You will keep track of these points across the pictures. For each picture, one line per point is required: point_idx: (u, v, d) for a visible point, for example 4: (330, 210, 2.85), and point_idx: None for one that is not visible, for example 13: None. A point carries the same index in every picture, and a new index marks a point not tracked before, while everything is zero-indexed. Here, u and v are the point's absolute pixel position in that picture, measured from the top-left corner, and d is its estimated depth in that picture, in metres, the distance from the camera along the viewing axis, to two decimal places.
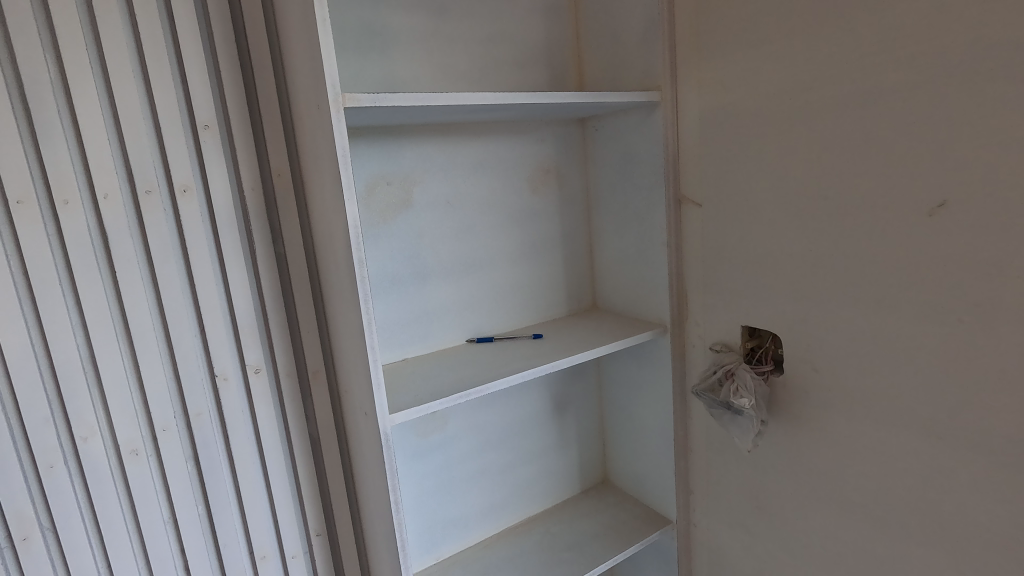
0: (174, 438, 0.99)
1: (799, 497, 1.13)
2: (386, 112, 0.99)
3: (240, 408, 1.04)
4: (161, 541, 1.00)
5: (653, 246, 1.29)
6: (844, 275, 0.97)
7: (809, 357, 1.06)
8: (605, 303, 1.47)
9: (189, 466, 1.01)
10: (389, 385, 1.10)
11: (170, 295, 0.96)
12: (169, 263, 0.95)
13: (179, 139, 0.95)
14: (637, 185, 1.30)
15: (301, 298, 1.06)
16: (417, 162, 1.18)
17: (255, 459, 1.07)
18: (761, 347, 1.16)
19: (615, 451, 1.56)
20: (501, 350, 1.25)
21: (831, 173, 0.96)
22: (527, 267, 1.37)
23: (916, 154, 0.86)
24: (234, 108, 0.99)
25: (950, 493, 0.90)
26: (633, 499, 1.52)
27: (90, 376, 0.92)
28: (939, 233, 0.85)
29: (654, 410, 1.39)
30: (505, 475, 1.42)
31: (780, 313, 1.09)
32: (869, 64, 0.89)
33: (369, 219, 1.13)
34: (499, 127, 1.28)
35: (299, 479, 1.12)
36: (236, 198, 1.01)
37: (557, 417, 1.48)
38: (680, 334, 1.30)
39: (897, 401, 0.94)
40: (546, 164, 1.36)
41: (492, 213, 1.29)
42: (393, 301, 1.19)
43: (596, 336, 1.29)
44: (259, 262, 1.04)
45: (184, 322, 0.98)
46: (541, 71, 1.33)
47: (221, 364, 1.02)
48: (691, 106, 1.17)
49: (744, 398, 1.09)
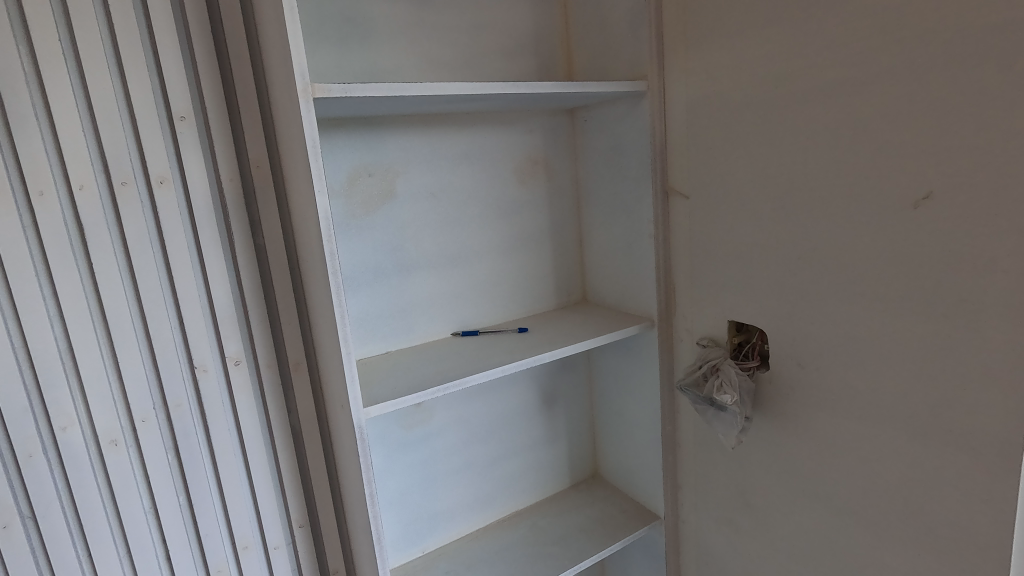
0: (153, 428, 1.00)
1: (785, 495, 1.11)
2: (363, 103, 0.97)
3: (220, 399, 1.05)
4: (142, 530, 1.01)
5: (641, 238, 1.27)
6: (830, 269, 0.95)
7: (796, 353, 1.04)
8: (594, 297, 1.45)
9: (169, 457, 1.02)
10: (369, 378, 1.10)
11: (148, 286, 0.96)
12: (146, 254, 0.96)
13: (154, 129, 0.94)
14: (625, 176, 1.27)
15: (280, 290, 1.06)
16: (398, 154, 1.17)
17: (237, 450, 1.08)
18: (748, 342, 1.14)
19: (605, 445, 1.55)
20: (485, 344, 1.24)
21: (818, 163, 0.94)
22: (513, 260, 1.35)
23: (904, 143, 0.83)
24: (211, 97, 0.98)
25: (934, 492, 0.88)
26: (623, 494, 1.51)
27: (68, 366, 0.93)
28: (924, 226, 0.82)
29: (642, 405, 1.38)
30: (492, 470, 1.42)
31: (766, 308, 1.07)
32: (855, 52, 0.86)
33: (350, 210, 1.13)
34: (485, 118, 1.26)
35: (281, 471, 1.12)
36: (215, 189, 1.01)
37: (545, 411, 1.48)
38: (668, 329, 1.28)
39: (882, 399, 0.92)
40: (533, 156, 1.34)
41: (478, 205, 1.28)
42: (376, 293, 1.18)
43: (583, 330, 1.27)
44: (238, 253, 1.03)
45: (163, 314, 0.98)
46: (528, 61, 1.31)
47: (200, 355, 1.02)
48: (678, 94, 1.15)
49: (726, 395, 1.06)
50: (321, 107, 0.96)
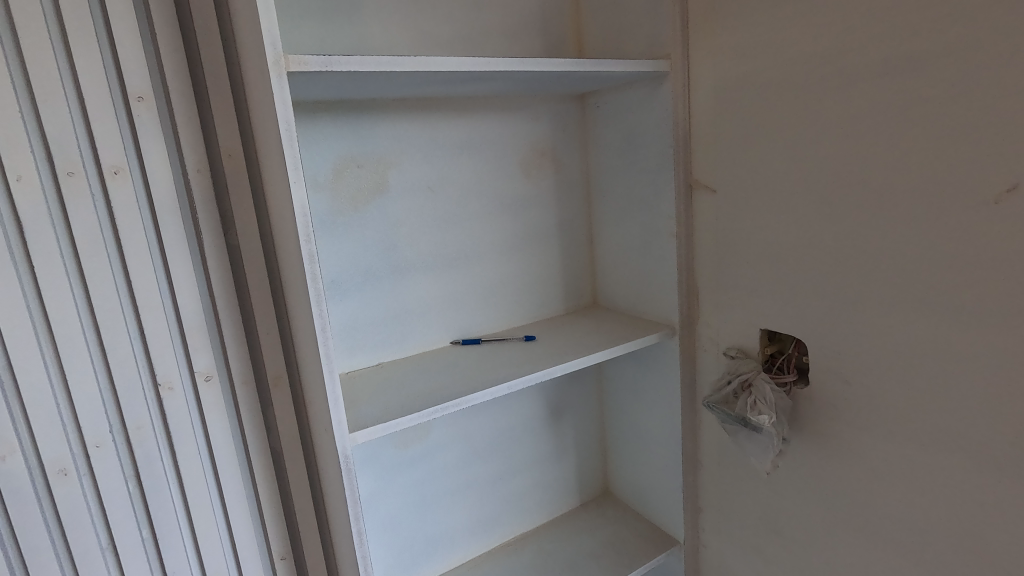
0: (110, 454, 0.87)
1: (823, 526, 0.99)
2: (348, 82, 0.84)
3: (189, 420, 0.93)
4: (99, 569, 0.88)
5: (659, 237, 1.14)
6: (883, 274, 0.83)
7: (839, 367, 0.91)
8: (606, 300, 1.33)
9: (130, 486, 0.90)
10: (357, 395, 0.97)
11: (102, 293, 0.84)
12: (99, 256, 0.83)
13: (107, 112, 0.82)
14: (641, 168, 1.15)
15: (257, 296, 0.94)
16: (390, 143, 1.04)
17: (209, 476, 0.96)
18: (782, 353, 1.02)
19: (617, 461, 1.43)
20: (488, 354, 1.11)
21: (871, 152, 0.81)
22: (518, 261, 1.23)
23: (983, 127, 0.70)
24: (174, 75, 0.85)
25: (1007, 531, 0.76)
26: (636, 514, 1.39)
27: (8, 386, 0.80)
28: (1003, 224, 0.70)
29: (659, 420, 1.25)
30: (495, 489, 1.30)
31: (806, 316, 0.95)
32: (919, 20, 0.73)
33: (336, 205, 1.00)
34: (488, 103, 1.13)
35: (259, 499, 1.00)
36: (179, 181, 0.88)
37: (553, 425, 1.35)
38: (690, 337, 1.15)
39: (945, 423, 0.80)
40: (540, 146, 1.21)
41: (479, 200, 1.16)
42: (367, 298, 1.06)
43: (595, 338, 1.15)
44: (208, 255, 0.91)
45: (120, 324, 0.86)
46: (535, 40, 1.18)
47: (165, 370, 0.90)
48: (704, 75, 1.02)
49: (762, 415, 0.93)
50: (299, 87, 0.83)
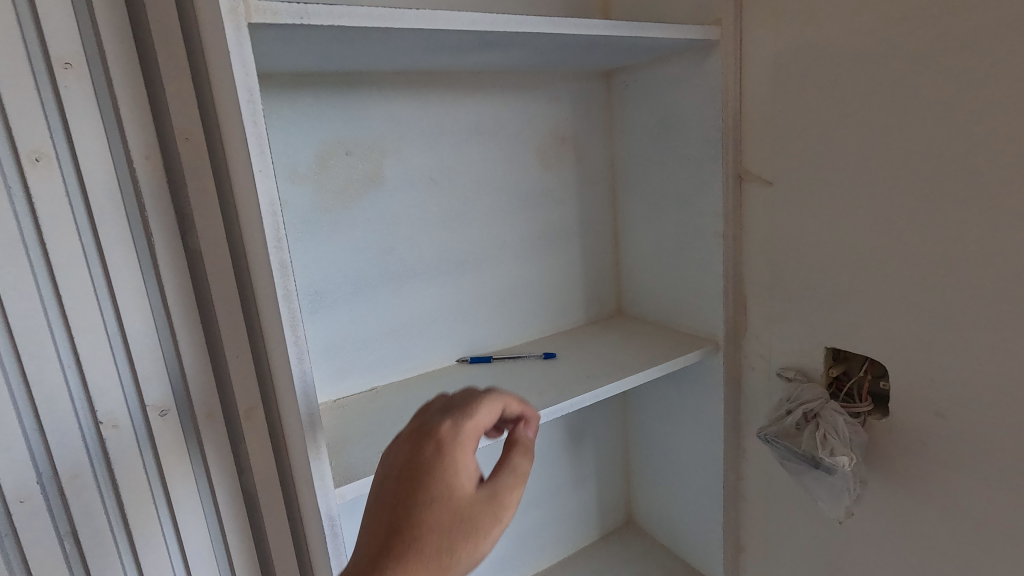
0: (38, 515, 0.68)
1: None
2: (328, 46, 0.66)
3: (141, 467, 0.74)
4: None
5: (702, 237, 0.98)
6: (999, 286, 0.66)
7: (932, 399, 0.74)
8: (633, 309, 1.17)
9: (67, 551, 0.71)
10: (345, 431, 0.81)
11: (20, 310, 0.65)
12: (17, 262, 0.64)
13: (19, 73, 0.61)
14: (680, 156, 0.98)
15: (224, 312, 0.77)
16: (386, 125, 0.86)
17: (168, 533, 0.77)
18: (851, 376, 0.85)
19: (642, 488, 1.27)
20: (501, 376, 0.94)
21: (991, 133, 0.64)
22: (534, 265, 1.06)
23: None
24: (111, 29, 0.66)
25: None
26: (665, 550, 1.23)
27: None
28: None
29: (694, 447, 1.09)
30: (507, 525, 1.14)
31: (888, 336, 0.78)
32: None
33: (320, 201, 0.83)
34: (501, 80, 0.96)
35: (231, 555, 0.83)
36: (122, 165, 0.69)
37: (572, 451, 1.20)
38: (735, 354, 0.99)
39: None
40: (560, 131, 1.05)
41: (491, 194, 0.99)
42: (357, 312, 0.89)
43: (625, 356, 0.98)
44: (162, 260, 0.72)
45: (46, 350, 0.66)
46: (554, 8, 1.01)
47: (108, 407, 0.71)
48: (761, 44, 0.85)
49: (840, 456, 0.76)
50: (265, 50, 0.65)
